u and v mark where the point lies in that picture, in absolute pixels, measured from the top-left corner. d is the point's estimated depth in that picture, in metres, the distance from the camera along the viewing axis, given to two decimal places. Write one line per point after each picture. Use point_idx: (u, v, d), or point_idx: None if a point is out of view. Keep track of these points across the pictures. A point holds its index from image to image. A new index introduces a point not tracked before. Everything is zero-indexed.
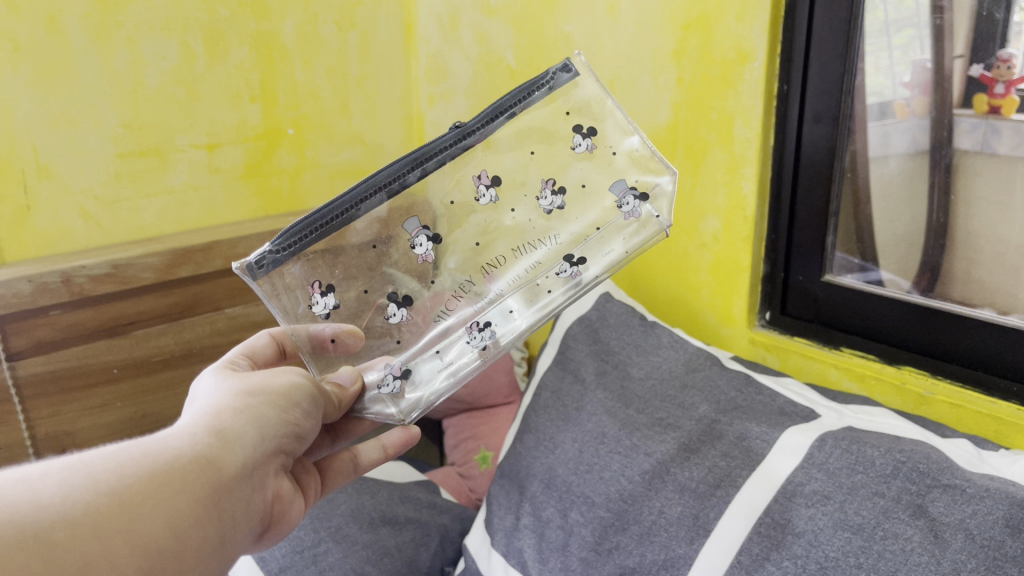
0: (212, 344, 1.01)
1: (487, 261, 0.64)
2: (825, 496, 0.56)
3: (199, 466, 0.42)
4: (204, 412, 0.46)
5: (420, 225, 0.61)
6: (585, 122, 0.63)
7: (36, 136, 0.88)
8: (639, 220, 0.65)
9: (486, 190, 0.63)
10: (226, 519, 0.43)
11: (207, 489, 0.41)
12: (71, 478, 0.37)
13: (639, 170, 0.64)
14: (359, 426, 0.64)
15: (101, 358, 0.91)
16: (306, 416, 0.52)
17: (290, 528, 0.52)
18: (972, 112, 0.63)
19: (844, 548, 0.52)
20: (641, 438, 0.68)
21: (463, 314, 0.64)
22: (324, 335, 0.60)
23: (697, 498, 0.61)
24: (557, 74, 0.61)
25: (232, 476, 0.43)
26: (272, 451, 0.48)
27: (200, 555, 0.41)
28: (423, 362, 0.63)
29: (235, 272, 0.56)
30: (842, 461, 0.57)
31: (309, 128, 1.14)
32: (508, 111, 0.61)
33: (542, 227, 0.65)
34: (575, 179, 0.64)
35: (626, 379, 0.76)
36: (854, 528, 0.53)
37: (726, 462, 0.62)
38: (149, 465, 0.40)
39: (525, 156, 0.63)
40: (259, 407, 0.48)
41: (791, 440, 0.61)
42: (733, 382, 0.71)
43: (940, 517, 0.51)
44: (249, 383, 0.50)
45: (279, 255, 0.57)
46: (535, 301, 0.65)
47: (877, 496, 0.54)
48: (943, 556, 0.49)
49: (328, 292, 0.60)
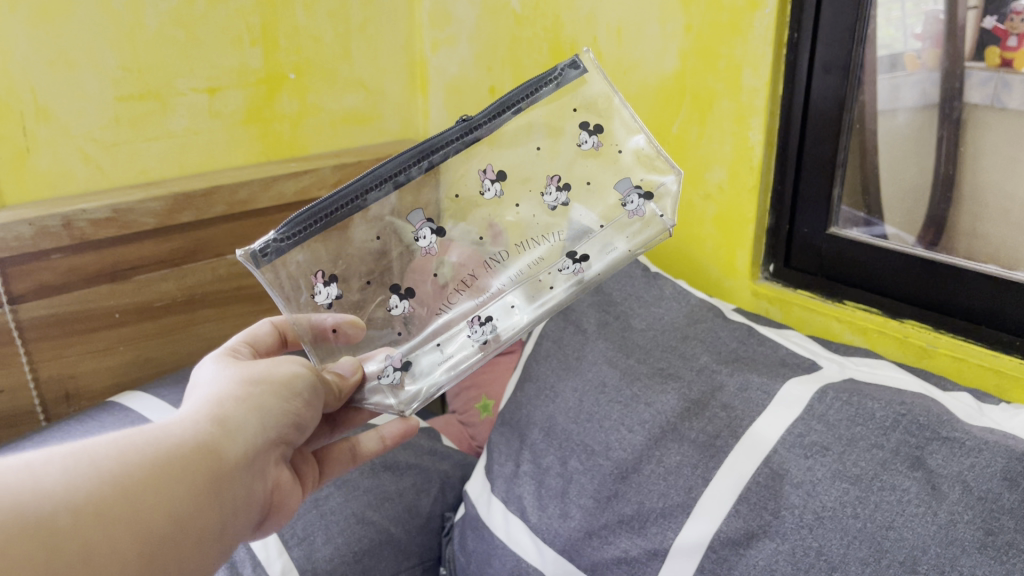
0: (214, 290, 1.01)
1: (490, 255, 0.63)
2: (824, 447, 0.56)
3: (199, 455, 0.42)
4: (208, 400, 0.46)
5: (424, 218, 0.60)
6: (591, 119, 0.63)
7: (36, 78, 0.87)
8: (642, 218, 0.65)
9: (491, 184, 0.62)
10: (225, 506, 0.43)
11: (206, 478, 0.42)
12: (72, 464, 0.37)
13: (645, 169, 0.64)
14: (358, 417, 0.63)
15: (103, 302, 0.91)
16: (306, 406, 0.52)
17: (286, 516, 0.53)
18: (984, 65, 0.62)
19: (842, 499, 0.53)
20: (643, 388, 0.68)
21: (463, 309, 0.64)
22: (326, 325, 0.59)
23: (697, 448, 0.62)
24: (565, 70, 0.62)
25: (232, 465, 0.44)
26: (273, 440, 0.48)
27: (201, 537, 0.41)
28: (423, 354, 0.63)
29: (238, 259, 0.55)
30: (842, 412, 0.58)
31: (310, 73, 1.12)
32: (515, 106, 0.61)
33: (546, 223, 0.64)
34: (580, 176, 0.64)
35: (628, 330, 0.76)
36: (852, 479, 0.54)
37: (726, 413, 0.62)
38: (150, 453, 0.40)
39: (531, 152, 0.63)
40: (261, 397, 0.48)
41: (790, 392, 0.61)
42: (735, 333, 0.71)
43: (937, 469, 0.52)
44: (252, 371, 0.50)
45: (283, 244, 0.56)
46: (537, 298, 0.64)
47: (875, 448, 0.55)
48: (940, 507, 0.50)
49: (330, 282, 0.58)
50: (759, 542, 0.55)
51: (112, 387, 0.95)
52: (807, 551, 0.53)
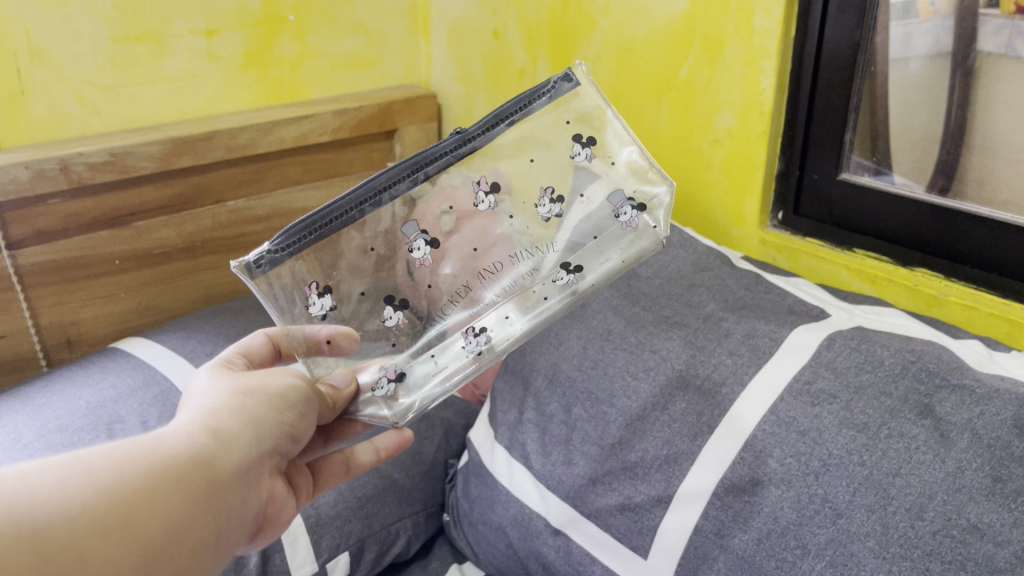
0: (215, 237, 1.00)
1: (484, 267, 0.62)
2: (832, 395, 0.56)
3: (195, 464, 0.41)
4: (203, 410, 0.46)
5: (418, 229, 0.59)
6: (585, 131, 0.61)
7: (28, 18, 0.85)
8: (636, 230, 0.64)
9: (485, 196, 0.60)
10: (223, 515, 0.42)
11: (203, 487, 0.41)
12: (66, 475, 0.36)
13: (638, 181, 0.63)
14: (352, 428, 0.61)
15: (102, 248, 0.90)
16: (301, 418, 0.51)
17: (282, 528, 0.51)
18: (999, 13, 0.60)
19: (848, 446, 0.53)
20: (648, 335, 0.68)
21: (457, 320, 0.62)
22: (320, 336, 0.57)
23: (702, 395, 0.61)
24: (558, 84, 0.60)
25: (227, 476, 0.43)
26: (268, 451, 0.47)
27: (196, 548, 0.40)
28: (417, 364, 0.61)
29: (233, 271, 0.54)
30: (851, 360, 0.57)
31: (310, 16, 1.09)
32: (509, 120, 0.60)
33: (539, 234, 0.62)
34: (574, 188, 0.62)
35: (633, 278, 0.75)
36: (859, 427, 0.53)
37: (732, 360, 0.62)
38: (145, 462, 0.39)
39: (524, 164, 0.61)
40: (256, 407, 0.48)
41: (798, 339, 0.61)
42: (743, 282, 0.70)
43: (946, 416, 0.52)
44: (247, 383, 0.49)
45: (278, 255, 0.55)
46: (531, 309, 0.63)
47: (883, 396, 0.54)
48: (947, 455, 0.50)
49: (324, 293, 0.57)
50: (766, 489, 0.55)
51: (113, 334, 0.95)
52: (812, 498, 0.53)
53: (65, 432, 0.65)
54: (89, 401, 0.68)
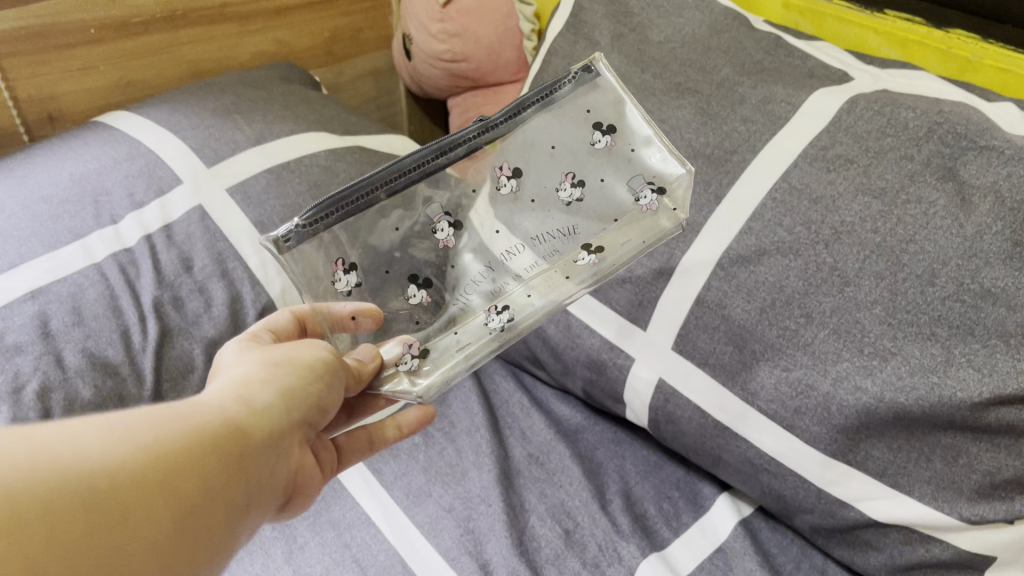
0: (197, 8, 0.93)
1: (505, 249, 0.56)
2: (848, 160, 0.53)
3: (228, 439, 0.35)
4: (232, 385, 0.39)
5: (442, 211, 0.54)
6: (605, 119, 0.56)
7: None
8: (656, 213, 0.57)
9: (506, 181, 0.55)
10: (258, 489, 0.36)
11: (238, 466, 0.35)
12: (88, 443, 0.30)
13: (660, 162, 0.56)
14: (376, 403, 0.56)
15: (74, 16, 0.83)
16: (332, 391, 0.44)
17: (309, 501, 0.45)
18: None
19: (863, 214, 0.51)
20: (657, 105, 0.64)
21: (479, 298, 0.56)
22: (345, 313, 0.52)
23: (711, 164, 0.58)
24: (579, 74, 0.55)
25: (260, 442, 0.37)
26: (298, 423, 0.40)
27: (232, 519, 0.34)
28: (440, 340, 0.55)
29: (259, 243, 0.49)
30: (872, 124, 0.53)
31: None
32: (535, 108, 0.54)
33: (558, 220, 0.56)
34: (594, 172, 0.56)
35: (644, 43, 0.69)
36: (876, 193, 0.51)
37: (746, 127, 0.58)
38: (178, 432, 0.33)
39: (546, 151, 0.55)
40: (287, 377, 0.41)
41: (818, 103, 0.56)
42: (762, 45, 0.64)
43: (970, 180, 0.48)
44: (275, 355, 0.43)
45: (307, 229, 0.50)
46: (553, 288, 0.56)
47: (905, 160, 0.51)
48: (967, 220, 0.47)
49: (351, 270, 0.52)
50: (770, 259, 0.53)
51: (96, 111, 0.91)
52: (821, 266, 0.51)
53: (49, 204, 0.63)
54: (73, 171, 0.66)
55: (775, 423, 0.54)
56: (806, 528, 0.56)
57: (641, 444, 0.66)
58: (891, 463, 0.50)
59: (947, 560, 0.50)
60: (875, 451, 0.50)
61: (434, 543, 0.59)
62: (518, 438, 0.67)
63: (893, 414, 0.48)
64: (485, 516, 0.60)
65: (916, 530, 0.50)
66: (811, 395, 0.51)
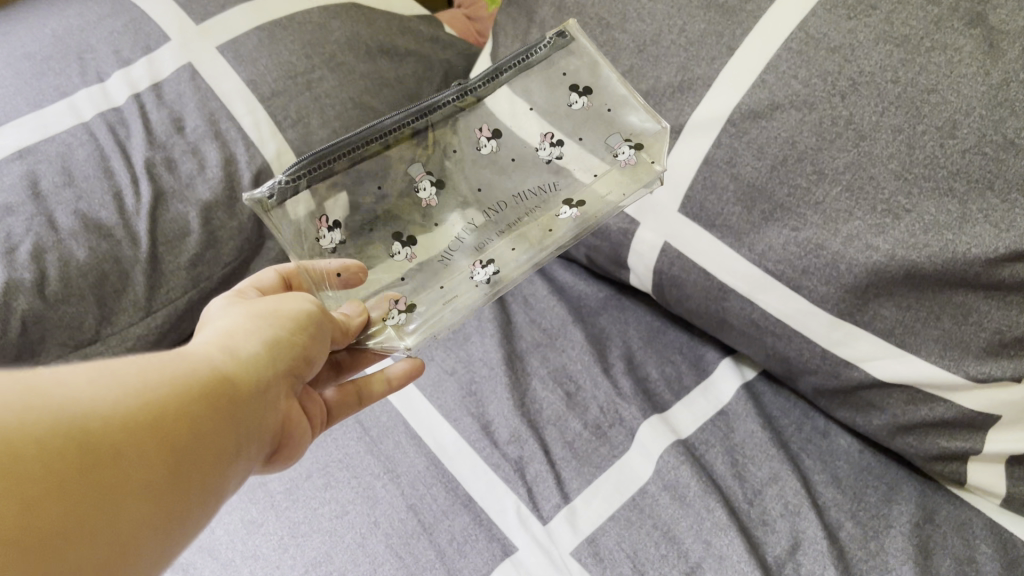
0: None
1: (488, 207, 0.53)
2: (871, 6, 0.48)
3: (214, 389, 0.33)
4: (214, 338, 0.37)
5: (422, 169, 0.51)
6: (582, 81, 0.54)
7: None
8: (635, 166, 0.54)
9: (487, 142, 0.53)
10: (245, 438, 0.34)
11: (227, 415, 0.33)
12: (76, 386, 0.28)
13: (640, 117, 0.54)
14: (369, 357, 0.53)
15: None
16: (321, 345, 0.42)
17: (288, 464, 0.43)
18: None
19: (882, 64, 0.47)
20: None
21: (463, 253, 0.53)
22: (328, 270, 0.49)
23: (723, 15, 0.53)
24: (555, 40, 0.53)
25: (247, 391, 0.35)
26: (285, 376, 0.38)
27: (222, 467, 0.32)
28: (426, 296, 0.52)
29: (243, 202, 0.47)
30: None
31: None
32: (513, 72, 0.53)
33: (538, 179, 0.54)
34: (573, 132, 0.54)
35: None
36: (898, 41, 0.47)
37: None
38: (158, 382, 0.31)
39: (523, 114, 0.53)
40: (274, 328, 0.39)
41: None
42: None
43: (1001, 26, 0.44)
44: (263, 306, 0.41)
45: (290, 185, 0.47)
46: (539, 242, 0.54)
47: (931, 6, 0.46)
48: (994, 67, 0.44)
49: (336, 228, 0.49)
50: (782, 113, 0.50)
51: None
52: (836, 120, 0.48)
53: (33, 61, 0.61)
54: (60, 30, 0.64)
55: (781, 284, 0.53)
56: (810, 390, 0.56)
57: (645, 310, 0.66)
58: (899, 323, 0.49)
59: (950, 419, 0.50)
60: (883, 312, 0.49)
61: (438, 405, 0.59)
62: (521, 305, 0.66)
63: (904, 272, 0.47)
64: (489, 380, 0.60)
65: (919, 390, 0.50)
66: (820, 255, 0.50)
